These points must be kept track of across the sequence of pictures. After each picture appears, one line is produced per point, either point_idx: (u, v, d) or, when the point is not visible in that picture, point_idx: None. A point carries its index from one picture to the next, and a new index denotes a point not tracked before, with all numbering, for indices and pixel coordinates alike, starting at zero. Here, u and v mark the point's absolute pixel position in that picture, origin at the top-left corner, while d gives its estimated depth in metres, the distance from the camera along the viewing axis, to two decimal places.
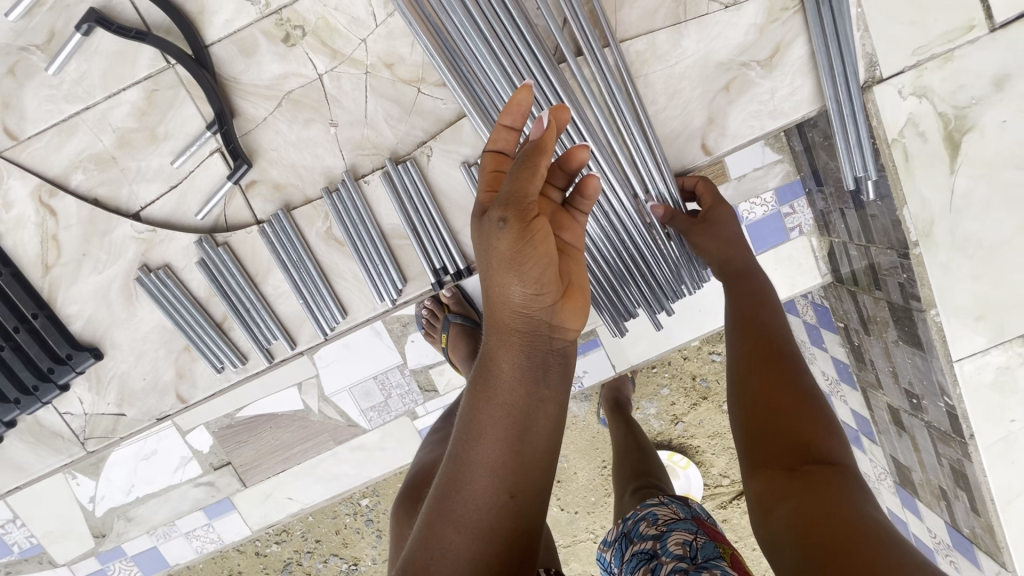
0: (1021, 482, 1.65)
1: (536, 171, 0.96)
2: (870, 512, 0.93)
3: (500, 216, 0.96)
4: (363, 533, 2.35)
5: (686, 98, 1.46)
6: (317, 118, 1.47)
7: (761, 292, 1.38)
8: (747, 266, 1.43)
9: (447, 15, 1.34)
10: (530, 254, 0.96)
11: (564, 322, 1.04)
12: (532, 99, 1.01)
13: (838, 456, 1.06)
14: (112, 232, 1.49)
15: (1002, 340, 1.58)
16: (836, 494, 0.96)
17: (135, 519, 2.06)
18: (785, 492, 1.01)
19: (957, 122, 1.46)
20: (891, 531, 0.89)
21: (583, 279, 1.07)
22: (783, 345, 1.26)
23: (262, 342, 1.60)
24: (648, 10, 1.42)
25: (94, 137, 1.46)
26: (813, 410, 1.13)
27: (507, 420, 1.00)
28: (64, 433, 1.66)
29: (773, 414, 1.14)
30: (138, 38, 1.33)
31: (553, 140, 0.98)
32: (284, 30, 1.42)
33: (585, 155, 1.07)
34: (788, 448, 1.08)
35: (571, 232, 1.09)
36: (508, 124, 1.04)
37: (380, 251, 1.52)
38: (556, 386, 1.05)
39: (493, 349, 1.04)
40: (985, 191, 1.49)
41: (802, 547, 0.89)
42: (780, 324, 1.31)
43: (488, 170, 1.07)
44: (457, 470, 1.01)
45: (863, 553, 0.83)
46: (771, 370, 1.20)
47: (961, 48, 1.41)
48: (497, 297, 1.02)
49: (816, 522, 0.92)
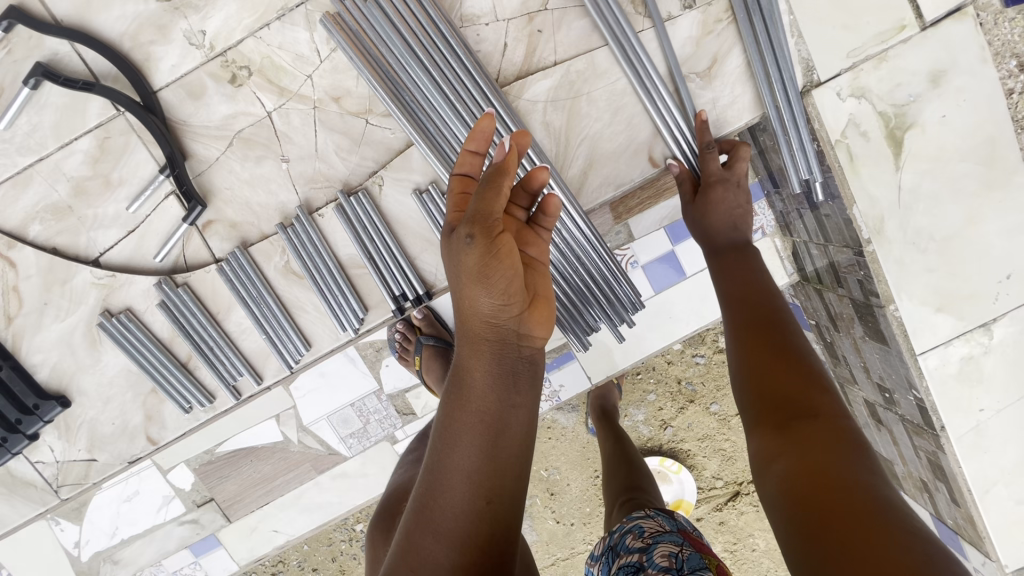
0: (998, 471, 1.64)
1: (500, 190, 0.99)
2: (866, 470, 0.88)
3: (467, 233, 0.98)
4: (359, 560, 2.33)
5: (629, 113, 1.48)
6: (268, 155, 1.49)
7: (751, 266, 1.38)
8: (733, 245, 1.44)
9: (386, 47, 1.38)
10: (495, 267, 0.99)
11: (531, 331, 1.06)
12: (494, 125, 1.06)
13: (831, 408, 1.01)
14: (72, 280, 1.50)
15: (963, 331, 1.58)
16: (831, 451, 0.92)
17: (121, 561, 2.04)
18: (778, 449, 0.97)
19: (897, 120, 1.48)
20: (884, 490, 0.85)
21: (548, 290, 1.10)
22: (772, 313, 1.25)
23: (228, 379, 1.61)
24: (585, 29, 1.44)
25: (49, 187, 1.47)
26: (804, 368, 1.10)
27: (481, 426, 1.01)
28: (36, 482, 1.66)
29: (768, 378, 1.12)
30: (86, 89, 1.35)
31: (515, 161, 1.02)
32: (230, 71, 1.44)
33: (545, 175, 1.12)
34: (786, 406, 1.05)
35: (536, 246, 1.12)
36: (472, 149, 1.08)
37: (339, 283, 1.54)
38: (527, 392, 1.06)
39: (464, 359, 1.06)
40: (931, 185, 1.51)
41: (794, 512, 0.86)
42: (770, 293, 1.29)
43: (455, 192, 1.09)
44: (433, 479, 1.00)
45: (854, 517, 0.80)
46: (768, 334, 1.20)
47: (894, 48, 1.44)
48: (467, 309, 1.04)
49: (812, 477, 0.89)
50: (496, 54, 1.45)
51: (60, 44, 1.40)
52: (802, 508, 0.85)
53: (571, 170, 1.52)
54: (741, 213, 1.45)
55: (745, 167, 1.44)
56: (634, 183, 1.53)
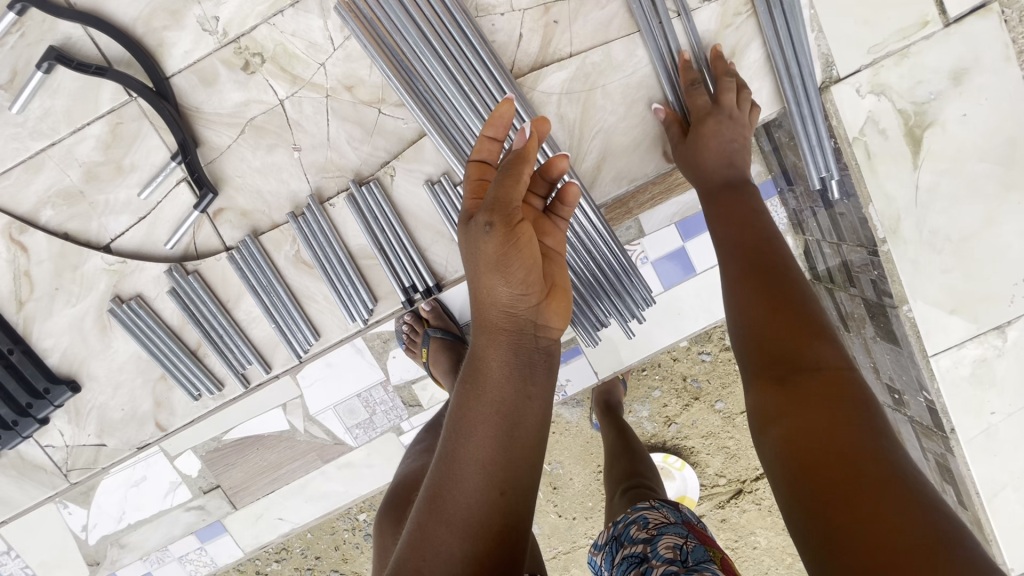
0: (1007, 475, 1.63)
1: (520, 178, 1.00)
2: (867, 431, 0.84)
3: (486, 222, 0.99)
4: (361, 548, 2.34)
5: (645, 107, 1.47)
6: (280, 143, 1.48)
7: (751, 207, 1.28)
8: (729, 183, 1.34)
9: (400, 36, 1.36)
10: (514, 256, 1.00)
11: (548, 322, 1.07)
12: (513, 111, 1.05)
13: (834, 360, 0.96)
14: (83, 265, 1.51)
15: (976, 333, 1.57)
16: (829, 413, 0.87)
17: (128, 546, 2.06)
18: (778, 411, 0.92)
19: (917, 118, 1.46)
20: (891, 450, 0.81)
21: (566, 280, 1.11)
22: (768, 258, 1.17)
23: (237, 367, 1.61)
24: (601, 21, 1.42)
25: (61, 173, 1.47)
26: (799, 314, 1.04)
27: (495, 417, 1.01)
28: (46, 465, 1.67)
29: (764, 333, 1.05)
30: (99, 73, 1.35)
31: (535, 150, 1.02)
32: (243, 58, 1.43)
33: (564, 164, 1.14)
34: (786, 362, 0.99)
35: (553, 236, 1.13)
36: (490, 135, 1.08)
37: (348, 273, 1.54)
38: (543, 383, 1.06)
39: (480, 348, 1.06)
40: (949, 185, 1.49)
41: (796, 481, 0.82)
42: (770, 237, 1.21)
43: (473, 179, 1.10)
44: (447, 468, 1.00)
45: (862, 488, 0.76)
46: (766, 280, 1.13)
47: (916, 44, 1.42)
48: (484, 298, 1.04)
49: (821, 441, 0.84)
50: (511, 45, 1.43)
51: (73, 28, 1.39)
52: (804, 480, 0.81)
53: (584, 164, 1.50)
54: (737, 147, 1.35)
55: (734, 98, 1.36)
56: (647, 178, 1.52)
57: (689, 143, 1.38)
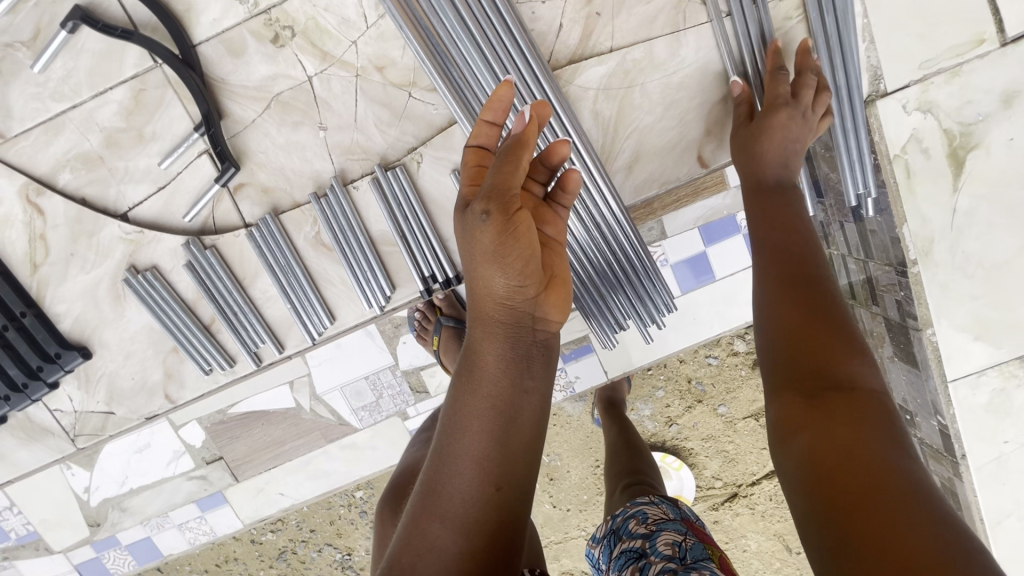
0: (1013, 503, 1.62)
1: (518, 165, 0.95)
2: (895, 449, 0.81)
3: (482, 210, 0.94)
4: (357, 524, 2.35)
5: (683, 108, 1.43)
6: (306, 121, 1.44)
7: (794, 207, 1.23)
8: (779, 184, 1.27)
9: (438, 18, 1.30)
10: (511, 247, 0.96)
11: (546, 314, 1.05)
12: (513, 94, 1.03)
13: (868, 379, 0.92)
14: (99, 232, 1.48)
15: (999, 361, 1.55)
16: (859, 432, 0.83)
17: (129, 509, 2.08)
18: (803, 423, 0.89)
19: (962, 139, 1.42)
20: (920, 475, 0.78)
21: (566, 271, 1.09)
22: (806, 262, 1.13)
23: (250, 345, 1.60)
24: (647, 16, 1.37)
25: (81, 136, 1.44)
26: (832, 327, 1.00)
27: (491, 411, 0.99)
28: (54, 429, 1.68)
29: (796, 342, 1.01)
30: (125, 37, 1.30)
31: (535, 135, 0.98)
32: (273, 30, 1.39)
33: (565, 149, 1.09)
34: (816, 374, 0.95)
35: (553, 225, 1.11)
36: (489, 120, 1.04)
37: (369, 258, 1.52)
38: (539, 376, 1.05)
39: (476, 342, 1.03)
40: (987, 210, 1.46)
41: (820, 501, 0.79)
42: (807, 242, 1.16)
43: (469, 165, 1.06)
44: (441, 462, 0.98)
45: (884, 509, 0.73)
46: (801, 287, 1.08)
47: (970, 63, 1.37)
48: (480, 290, 1.01)
49: (845, 458, 0.81)
50: (550, 35, 1.38)
51: None
52: (826, 497, 0.78)
53: (616, 162, 1.49)
54: (796, 151, 1.29)
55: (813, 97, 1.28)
56: (679, 182, 1.51)
57: (750, 134, 1.29)
